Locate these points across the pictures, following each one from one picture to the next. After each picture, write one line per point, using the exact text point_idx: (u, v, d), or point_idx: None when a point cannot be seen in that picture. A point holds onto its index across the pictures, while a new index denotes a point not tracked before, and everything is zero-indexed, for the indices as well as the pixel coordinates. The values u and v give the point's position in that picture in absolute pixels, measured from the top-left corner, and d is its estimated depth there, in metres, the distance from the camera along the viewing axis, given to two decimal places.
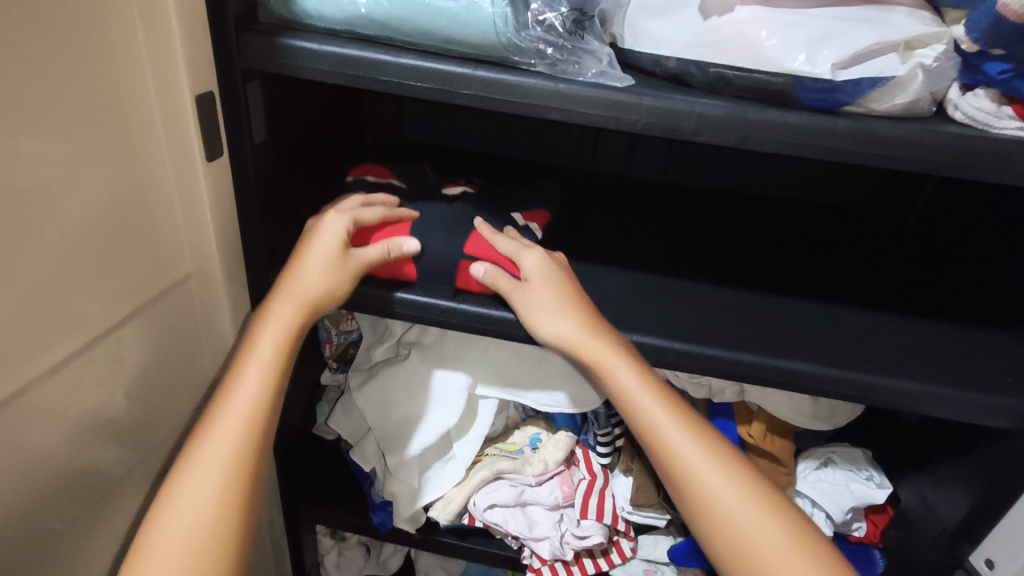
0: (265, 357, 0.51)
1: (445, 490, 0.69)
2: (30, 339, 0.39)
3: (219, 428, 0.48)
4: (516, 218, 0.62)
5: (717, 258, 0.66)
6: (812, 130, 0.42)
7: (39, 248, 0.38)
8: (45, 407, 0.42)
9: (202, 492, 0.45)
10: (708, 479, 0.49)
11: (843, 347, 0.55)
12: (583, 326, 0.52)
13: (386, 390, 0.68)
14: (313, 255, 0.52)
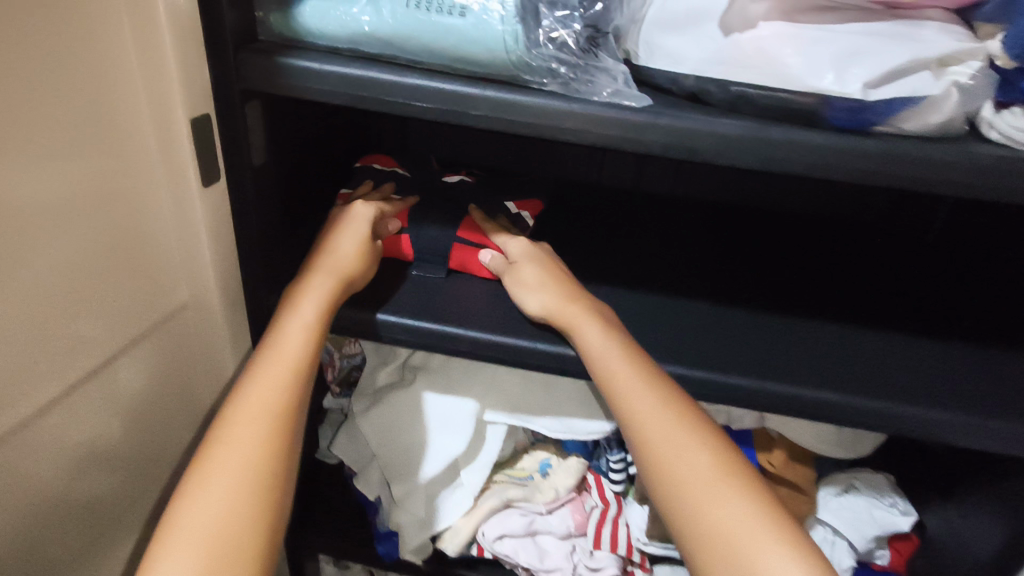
0: (298, 329, 0.50)
1: (454, 519, 0.66)
2: (18, 381, 0.37)
3: (258, 388, 0.47)
4: (510, 207, 0.64)
5: (732, 277, 0.64)
6: (839, 151, 0.40)
7: (29, 284, 0.36)
8: (34, 449, 0.40)
9: (237, 457, 0.45)
10: (676, 449, 0.47)
11: (868, 373, 0.53)
12: (566, 297, 0.53)
13: (392, 418, 0.66)
14: (344, 231, 0.56)
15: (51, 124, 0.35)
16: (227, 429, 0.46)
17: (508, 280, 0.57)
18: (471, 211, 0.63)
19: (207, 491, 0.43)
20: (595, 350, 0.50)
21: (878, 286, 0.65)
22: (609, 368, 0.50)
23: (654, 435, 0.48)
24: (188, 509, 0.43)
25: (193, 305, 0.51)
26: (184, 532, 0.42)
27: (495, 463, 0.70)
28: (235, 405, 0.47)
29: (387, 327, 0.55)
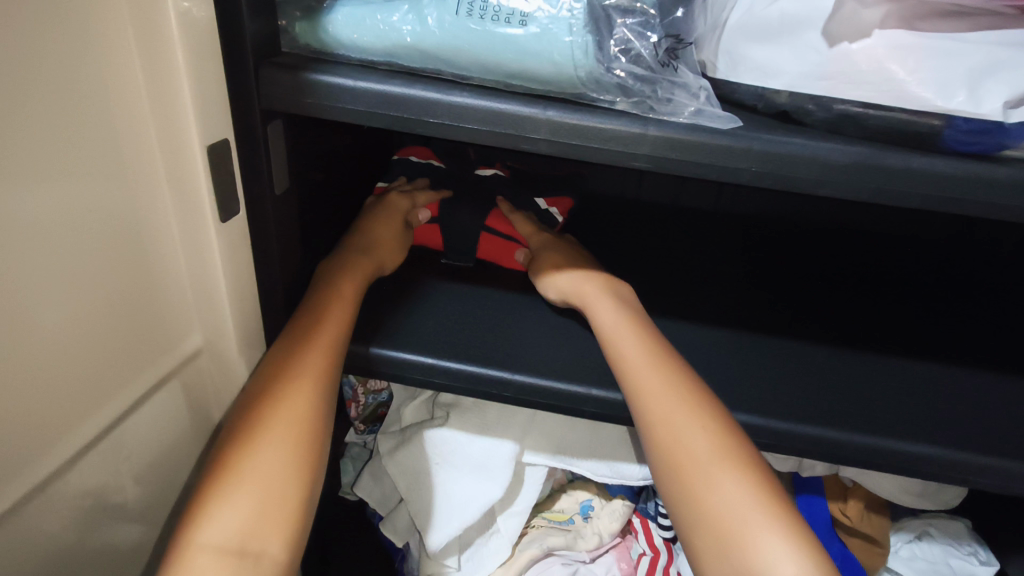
0: (342, 290, 0.48)
1: (488, 570, 0.61)
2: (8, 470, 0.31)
3: (303, 354, 0.43)
4: (540, 203, 0.64)
5: (795, 306, 0.57)
6: (965, 180, 0.34)
7: (16, 353, 0.30)
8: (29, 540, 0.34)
9: (287, 407, 0.41)
10: (680, 428, 0.42)
11: (967, 421, 0.47)
12: (587, 279, 0.52)
13: (421, 462, 0.60)
14: (381, 221, 0.56)
15: (39, 162, 0.28)
16: (272, 378, 0.42)
17: (531, 270, 0.56)
18: (499, 205, 0.63)
19: (257, 442, 0.39)
20: (601, 323, 0.48)
21: (958, 315, 0.59)
22: (616, 341, 0.46)
23: (655, 407, 0.43)
24: (234, 458, 0.39)
25: (207, 351, 0.45)
26: (232, 481, 0.38)
27: (534, 507, 0.64)
28: (277, 370, 0.43)
29: (421, 369, 0.49)
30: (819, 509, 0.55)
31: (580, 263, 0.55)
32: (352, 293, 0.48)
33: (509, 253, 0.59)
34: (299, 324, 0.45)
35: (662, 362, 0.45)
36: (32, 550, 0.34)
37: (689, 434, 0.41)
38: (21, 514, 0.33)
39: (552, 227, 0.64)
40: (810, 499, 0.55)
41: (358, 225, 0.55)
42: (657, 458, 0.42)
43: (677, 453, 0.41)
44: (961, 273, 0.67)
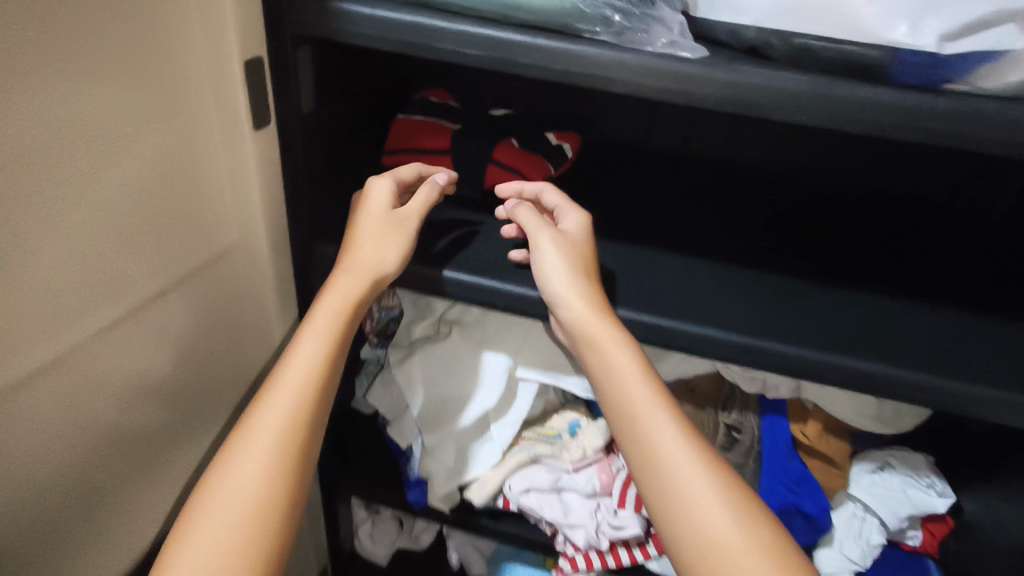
0: (324, 330, 0.49)
1: (481, 470, 0.67)
2: (71, 309, 0.38)
3: (278, 399, 0.46)
4: (551, 139, 0.70)
5: (776, 245, 0.62)
6: (906, 109, 0.39)
7: (76, 218, 0.37)
8: (90, 377, 0.42)
9: (289, 452, 0.44)
10: (705, 504, 0.43)
11: (915, 346, 0.51)
12: (597, 309, 0.50)
13: (425, 368, 0.67)
14: (372, 217, 0.52)
15: (94, 56, 0.35)
16: (273, 427, 0.44)
17: (535, 251, 0.53)
18: (509, 140, 0.67)
19: (229, 492, 0.42)
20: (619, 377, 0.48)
21: (935, 259, 0.62)
22: (637, 405, 0.47)
23: (676, 481, 0.44)
24: (240, 504, 0.42)
25: (241, 250, 0.52)
26: (242, 526, 0.41)
27: (525, 421, 0.70)
28: (259, 411, 0.45)
29: (423, 277, 0.55)
30: (780, 427, 0.60)
31: (584, 256, 0.53)
32: (338, 330, 0.49)
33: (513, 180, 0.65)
34: (284, 376, 0.47)
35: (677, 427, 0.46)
36: (89, 386, 0.42)
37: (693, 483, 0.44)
38: (81, 355, 0.40)
39: (563, 162, 0.70)
40: (777, 419, 0.60)
41: (349, 238, 0.53)
42: (676, 531, 0.43)
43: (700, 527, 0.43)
44: (953, 226, 0.69)
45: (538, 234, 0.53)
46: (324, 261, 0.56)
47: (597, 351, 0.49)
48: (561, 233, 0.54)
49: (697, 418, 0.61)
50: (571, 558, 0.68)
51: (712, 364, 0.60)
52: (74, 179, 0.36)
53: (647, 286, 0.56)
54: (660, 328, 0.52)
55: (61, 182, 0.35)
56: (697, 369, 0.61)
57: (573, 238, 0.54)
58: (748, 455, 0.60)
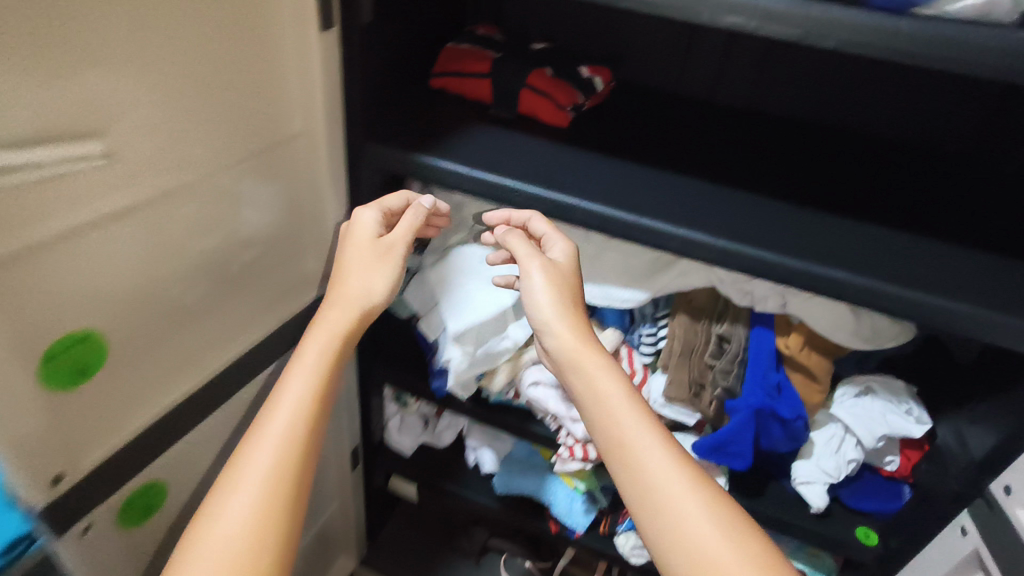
0: (313, 366, 0.55)
1: (495, 360, 0.75)
2: (166, 157, 0.49)
3: (276, 417, 0.52)
4: (583, 72, 0.76)
5: (780, 177, 0.67)
6: (875, 27, 0.43)
7: (173, 81, 0.47)
8: (178, 218, 0.52)
9: (286, 471, 0.50)
10: (688, 519, 0.49)
11: (887, 261, 0.56)
12: (581, 338, 0.58)
13: (455, 272, 0.77)
14: (360, 248, 0.60)
15: None
16: (269, 454, 0.50)
17: (526, 281, 0.61)
18: (544, 69, 0.74)
19: (235, 503, 0.48)
20: (605, 398, 0.55)
21: (935, 199, 0.65)
22: (625, 427, 0.53)
23: (661, 503, 0.50)
24: (242, 525, 0.47)
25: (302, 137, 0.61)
26: (254, 541, 0.47)
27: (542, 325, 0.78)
28: (259, 428, 0.52)
29: (454, 175, 0.64)
30: (765, 338, 0.66)
31: (565, 284, 0.61)
32: (325, 365, 0.55)
33: (544, 103, 0.72)
34: (276, 411, 0.52)
35: (662, 447, 0.53)
36: (177, 228, 0.53)
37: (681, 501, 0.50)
38: (175, 197, 0.51)
39: (593, 94, 0.76)
40: (763, 331, 0.66)
41: (337, 269, 0.60)
42: (664, 547, 0.50)
43: (689, 541, 0.49)
44: (968, 177, 0.72)
45: (531, 262, 0.61)
46: (371, 157, 0.65)
47: (585, 372, 0.57)
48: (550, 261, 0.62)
49: (692, 327, 0.69)
50: (570, 448, 0.76)
51: (708, 281, 0.67)
52: (174, 44, 0.46)
53: (653, 198, 0.62)
54: (658, 232, 0.59)
55: (163, 45, 0.45)
56: (693, 284, 0.67)
57: (560, 267, 0.62)
58: (735, 363, 0.67)
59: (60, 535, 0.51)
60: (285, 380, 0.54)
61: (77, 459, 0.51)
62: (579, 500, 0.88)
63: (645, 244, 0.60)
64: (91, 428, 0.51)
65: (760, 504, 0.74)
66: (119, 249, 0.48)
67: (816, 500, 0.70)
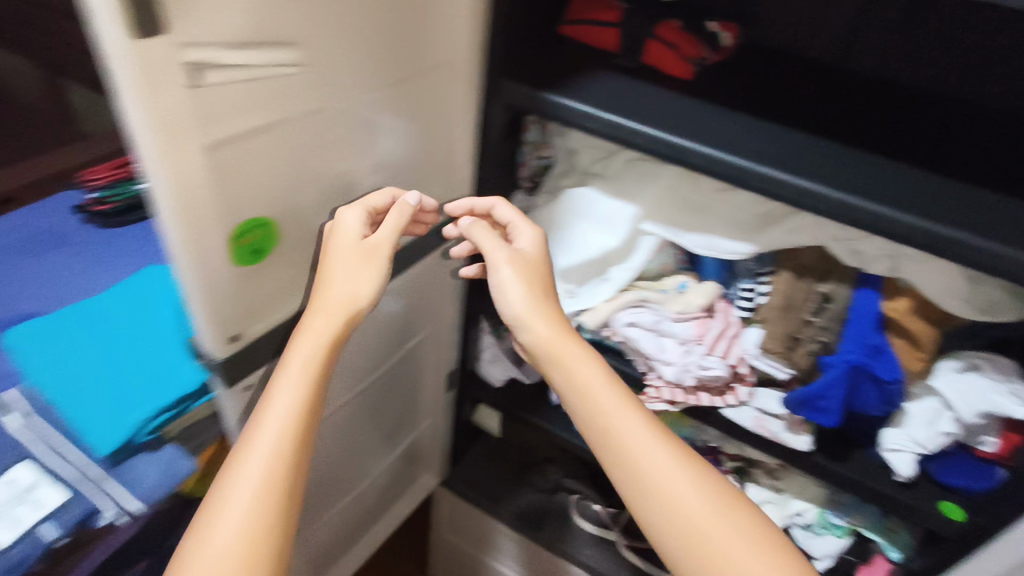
0: (300, 370, 0.55)
1: (594, 301, 0.81)
2: (338, 70, 0.56)
3: (268, 419, 0.53)
4: (712, 25, 0.76)
5: (899, 142, 0.67)
6: None
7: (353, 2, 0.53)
8: (340, 128, 0.60)
9: (285, 463, 0.52)
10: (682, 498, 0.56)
11: (1007, 227, 0.56)
12: (558, 332, 0.65)
13: (564, 210, 0.81)
14: (346, 253, 0.60)
15: None
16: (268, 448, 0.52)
17: (499, 275, 0.68)
18: (671, 21, 0.76)
19: (230, 508, 0.49)
20: (590, 391, 0.62)
21: None
22: (612, 420, 0.60)
23: (655, 488, 0.57)
24: (248, 512, 0.49)
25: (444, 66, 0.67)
26: (255, 537, 0.49)
27: (642, 272, 0.82)
28: (251, 433, 0.53)
29: (578, 114, 0.68)
30: (869, 299, 0.67)
31: (537, 276, 0.68)
32: (312, 367, 0.56)
33: (669, 54, 0.74)
34: (269, 412, 0.53)
35: (647, 429, 0.60)
36: (337, 137, 0.60)
37: (674, 481, 0.57)
38: (342, 107, 0.59)
39: (718, 49, 0.77)
40: (866, 292, 0.67)
41: (323, 271, 0.60)
42: (661, 527, 0.56)
43: (678, 516, 0.56)
44: None
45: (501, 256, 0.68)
46: (502, 92, 0.70)
47: (565, 365, 0.63)
48: (517, 252, 0.69)
49: (795, 284, 0.71)
50: (657, 390, 0.79)
51: (816, 240, 0.67)
52: None
53: (769, 147, 0.64)
54: (775, 181, 0.61)
55: None
56: (801, 242, 0.68)
57: (528, 257, 0.69)
58: (835, 321, 0.70)
59: (229, 386, 0.62)
60: (273, 386, 0.55)
61: (249, 325, 0.60)
62: None
63: (759, 190, 0.62)
64: (260, 300, 0.60)
65: (841, 465, 0.75)
66: (296, 148, 0.56)
67: (903, 467, 0.71)
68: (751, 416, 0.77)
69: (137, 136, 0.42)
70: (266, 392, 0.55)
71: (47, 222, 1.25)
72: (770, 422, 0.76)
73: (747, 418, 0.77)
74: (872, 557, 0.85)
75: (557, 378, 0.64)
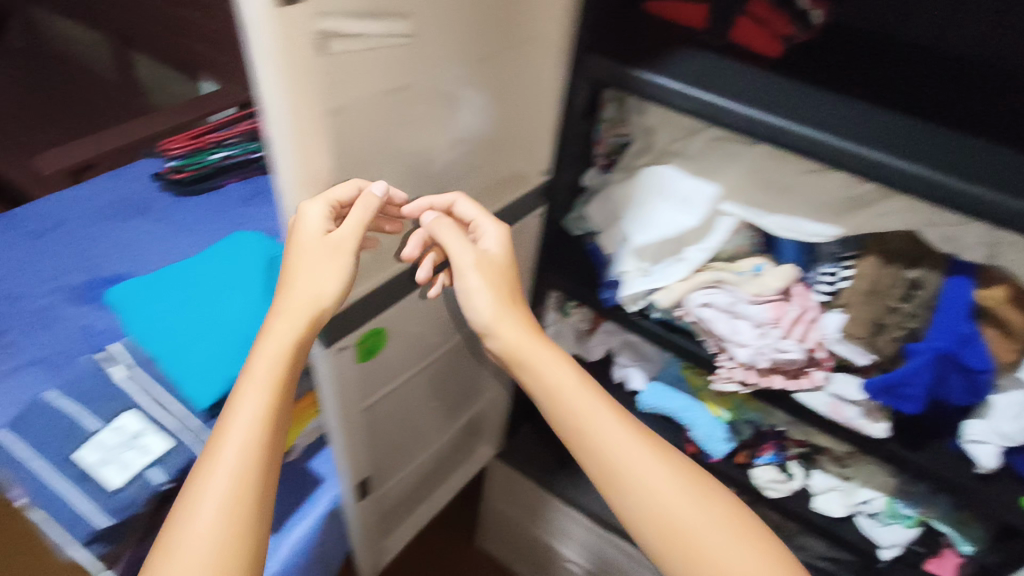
0: (265, 376, 0.58)
1: (668, 280, 0.81)
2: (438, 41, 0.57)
3: (233, 428, 0.55)
4: (801, 4, 0.77)
5: (1002, 127, 0.65)
6: None
7: None
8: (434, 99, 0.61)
9: (253, 467, 0.54)
10: (655, 484, 0.64)
11: None
12: (529, 338, 0.71)
13: (642, 188, 0.81)
14: (308, 252, 0.57)
15: None
16: (234, 457, 0.54)
17: (465, 280, 0.70)
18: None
19: (195, 517, 0.52)
20: (559, 390, 0.68)
21: None
22: (582, 416, 0.67)
23: (626, 476, 0.64)
24: (216, 518, 0.52)
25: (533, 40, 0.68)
26: (225, 540, 0.51)
27: (717, 253, 0.81)
28: (218, 443, 0.55)
29: (665, 90, 0.68)
30: (960, 288, 0.66)
31: (504, 280, 0.71)
32: (275, 374, 0.58)
33: (758, 31, 0.73)
34: (234, 420, 0.56)
35: (616, 422, 0.67)
36: (431, 108, 0.62)
37: (646, 467, 0.64)
38: (437, 79, 0.60)
39: (807, 27, 0.77)
40: (959, 280, 0.66)
41: (288, 274, 0.59)
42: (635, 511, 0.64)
43: (651, 501, 0.63)
44: None
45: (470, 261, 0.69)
46: (587, 67, 0.70)
47: (535, 367, 0.69)
48: (483, 254, 0.71)
49: (881, 270, 0.69)
50: (729, 371, 0.80)
51: (905, 225, 0.66)
52: None
53: (862, 127, 0.63)
54: (870, 160, 0.60)
55: None
56: (892, 226, 0.67)
57: (492, 260, 0.71)
58: (924, 308, 0.68)
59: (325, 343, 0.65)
60: (238, 394, 0.58)
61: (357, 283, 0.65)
62: (722, 428, 0.93)
63: (852, 171, 0.62)
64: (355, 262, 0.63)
65: (918, 455, 0.74)
66: (396, 118, 0.57)
67: (984, 459, 0.69)
68: (827, 402, 0.77)
69: (272, 99, 0.44)
70: (233, 402, 0.57)
71: (133, 189, 1.32)
72: (847, 409, 0.76)
73: (822, 403, 0.77)
74: (942, 549, 0.84)
75: (529, 379, 0.70)
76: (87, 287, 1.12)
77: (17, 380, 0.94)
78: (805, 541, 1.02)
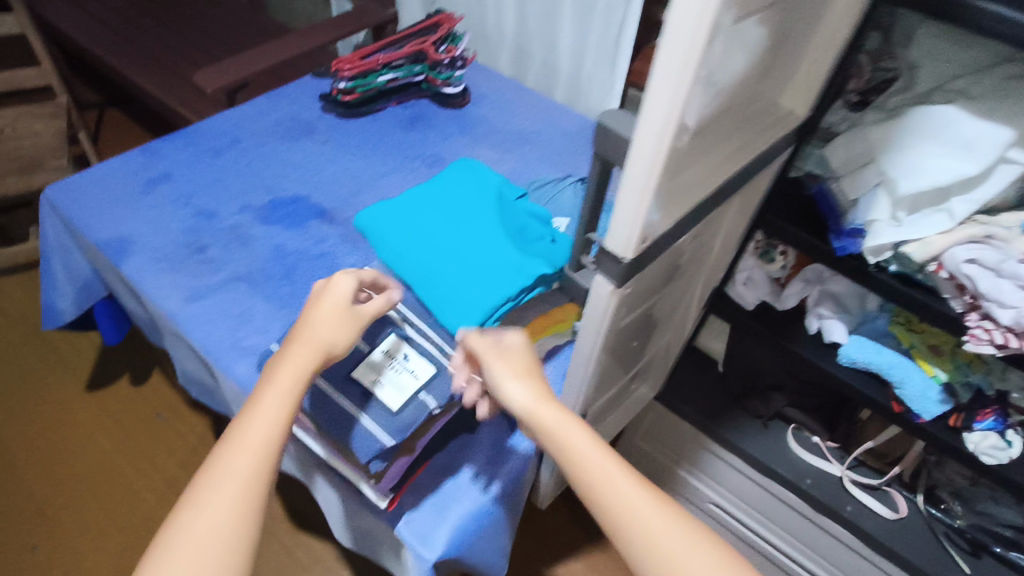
0: (283, 391, 0.60)
1: (926, 233, 0.75)
2: None
3: (245, 436, 0.56)
4: None
5: None
6: None
7: None
8: (755, 22, 0.56)
9: (259, 470, 0.55)
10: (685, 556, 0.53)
11: None
12: (545, 407, 0.61)
13: (908, 128, 0.74)
14: (332, 302, 0.67)
15: None
16: (249, 450, 0.55)
17: (490, 372, 0.66)
18: None
19: (190, 517, 0.52)
20: (574, 451, 0.58)
21: None
22: (601, 477, 0.56)
23: (653, 547, 0.54)
24: (215, 523, 0.51)
25: None
26: (219, 542, 0.51)
27: (983, 205, 0.74)
28: (224, 448, 0.56)
29: (993, 18, 0.59)
30: None
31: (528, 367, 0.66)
32: (293, 392, 0.60)
33: None
34: (247, 430, 0.57)
35: (637, 484, 0.57)
36: (751, 32, 0.56)
37: (675, 537, 0.54)
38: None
39: None
40: None
41: (309, 315, 0.67)
42: None
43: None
44: None
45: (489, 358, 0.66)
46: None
47: (550, 431, 0.60)
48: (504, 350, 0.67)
49: None
50: (984, 330, 0.73)
51: None
52: None
53: None
54: None
55: None
56: None
57: (511, 349, 0.67)
58: None
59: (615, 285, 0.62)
60: (254, 404, 0.59)
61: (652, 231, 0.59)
62: (935, 388, 0.88)
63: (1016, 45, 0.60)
64: (679, 198, 0.61)
65: None
66: (730, 42, 0.52)
67: None
68: None
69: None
70: (246, 412, 0.58)
71: (303, 111, 1.32)
72: None
73: None
74: None
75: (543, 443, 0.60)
76: (270, 207, 1.11)
77: (226, 295, 0.97)
78: (990, 508, 1.04)
